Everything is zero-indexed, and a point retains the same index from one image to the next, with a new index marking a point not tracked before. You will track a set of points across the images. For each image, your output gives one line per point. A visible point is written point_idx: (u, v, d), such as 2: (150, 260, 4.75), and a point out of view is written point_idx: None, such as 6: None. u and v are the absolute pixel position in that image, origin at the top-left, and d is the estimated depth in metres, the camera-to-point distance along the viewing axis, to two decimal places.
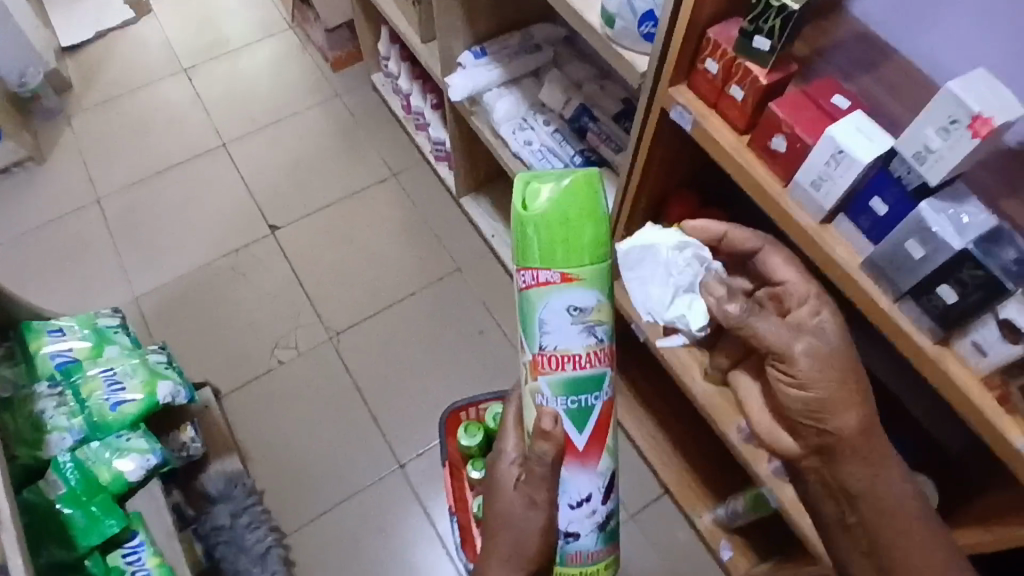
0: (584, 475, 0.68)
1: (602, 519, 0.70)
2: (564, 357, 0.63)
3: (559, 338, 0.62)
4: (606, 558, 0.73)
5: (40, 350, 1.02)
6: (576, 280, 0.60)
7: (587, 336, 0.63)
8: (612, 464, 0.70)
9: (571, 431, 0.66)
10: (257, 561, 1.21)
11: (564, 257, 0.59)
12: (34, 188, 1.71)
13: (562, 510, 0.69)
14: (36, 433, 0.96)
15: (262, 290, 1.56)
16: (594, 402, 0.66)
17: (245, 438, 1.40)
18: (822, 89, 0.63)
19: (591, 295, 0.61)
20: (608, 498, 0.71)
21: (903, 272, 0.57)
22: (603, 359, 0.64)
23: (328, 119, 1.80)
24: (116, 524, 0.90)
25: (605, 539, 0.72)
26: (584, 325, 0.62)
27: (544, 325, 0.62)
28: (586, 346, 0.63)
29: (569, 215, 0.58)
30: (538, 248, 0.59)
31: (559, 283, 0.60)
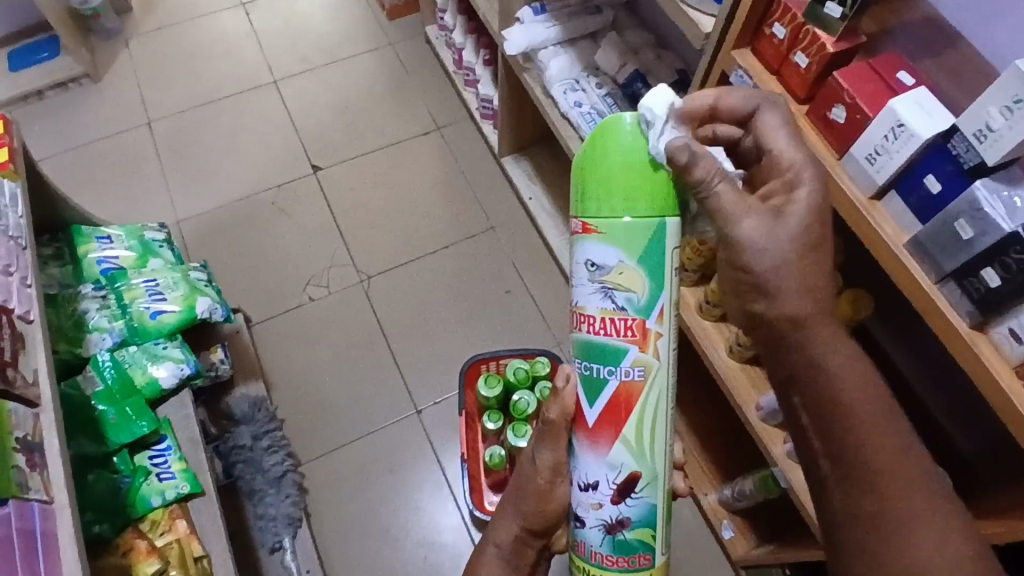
0: (592, 458, 0.59)
1: (613, 521, 0.60)
2: (581, 318, 0.58)
3: (579, 294, 0.57)
4: (630, 574, 0.61)
5: (87, 254, 1.08)
6: (598, 231, 0.55)
7: (603, 299, 0.56)
8: (632, 462, 0.59)
9: (582, 402, 0.59)
10: (272, 483, 1.26)
11: (606, 200, 0.55)
12: (90, 104, 1.76)
13: (574, 489, 0.62)
14: (77, 331, 1.00)
15: (299, 227, 1.59)
16: (607, 377, 0.58)
17: (270, 367, 1.44)
18: (887, 63, 0.63)
19: (612, 253, 0.55)
20: (625, 500, 0.60)
21: (947, 251, 0.58)
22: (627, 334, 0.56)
23: (378, 67, 1.81)
24: (146, 426, 0.95)
25: (618, 548, 0.61)
26: (600, 287, 0.56)
27: (575, 275, 0.58)
28: (600, 309, 0.56)
29: (625, 152, 0.54)
30: (585, 181, 0.55)
31: (580, 232, 0.56)
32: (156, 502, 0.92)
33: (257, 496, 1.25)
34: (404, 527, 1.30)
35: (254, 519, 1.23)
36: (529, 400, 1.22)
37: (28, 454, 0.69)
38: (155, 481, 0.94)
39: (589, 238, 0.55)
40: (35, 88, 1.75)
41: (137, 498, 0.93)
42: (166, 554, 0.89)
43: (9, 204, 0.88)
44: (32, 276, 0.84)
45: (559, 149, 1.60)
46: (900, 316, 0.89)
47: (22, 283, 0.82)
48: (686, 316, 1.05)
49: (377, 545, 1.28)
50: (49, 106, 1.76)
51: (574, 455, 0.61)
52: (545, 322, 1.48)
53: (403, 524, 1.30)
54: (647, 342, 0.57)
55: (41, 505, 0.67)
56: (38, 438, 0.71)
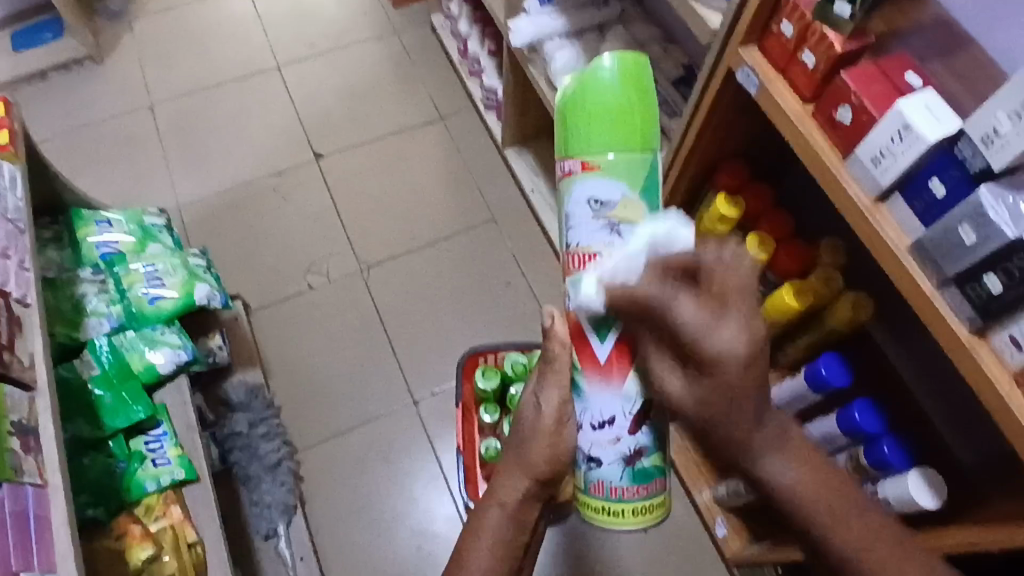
0: (605, 395, 0.62)
1: (632, 451, 0.65)
2: (585, 256, 0.61)
3: (580, 233, 0.61)
4: (646, 500, 0.68)
5: (87, 238, 1.08)
6: (596, 167, 0.61)
7: (609, 233, 0.60)
8: (646, 390, 0.62)
9: (593, 342, 0.61)
10: (268, 470, 1.25)
11: (596, 131, 0.62)
12: (92, 86, 1.75)
13: (585, 431, 0.65)
14: (75, 315, 1.00)
15: (300, 214, 1.59)
16: (617, 315, 0.61)
17: (268, 355, 1.44)
18: (896, 65, 0.63)
19: (614, 188, 0.61)
20: (640, 429, 0.64)
21: (950, 257, 0.57)
22: (626, 265, 0.60)
23: (383, 54, 1.80)
24: (142, 410, 0.95)
25: (637, 476, 0.66)
26: (607, 222, 0.60)
27: (570, 220, 0.62)
28: (606, 246, 0.60)
29: (606, 91, 0.62)
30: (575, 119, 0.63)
31: (579, 170, 0.62)
32: (151, 488, 0.92)
33: (252, 483, 1.25)
34: (398, 517, 1.30)
35: (250, 506, 1.23)
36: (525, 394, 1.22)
37: (22, 438, 0.69)
38: (150, 466, 0.94)
39: (589, 174, 0.61)
40: (37, 69, 1.74)
41: (132, 484, 0.92)
42: (160, 540, 0.89)
43: (8, 186, 0.88)
44: (30, 259, 0.84)
45: None
46: (901, 318, 0.89)
47: (20, 265, 0.82)
48: None
49: (371, 534, 1.28)
50: (51, 87, 1.75)
51: (581, 395, 0.63)
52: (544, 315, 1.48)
53: (397, 514, 1.30)
54: None
55: (35, 489, 0.67)
56: (33, 422, 0.71)
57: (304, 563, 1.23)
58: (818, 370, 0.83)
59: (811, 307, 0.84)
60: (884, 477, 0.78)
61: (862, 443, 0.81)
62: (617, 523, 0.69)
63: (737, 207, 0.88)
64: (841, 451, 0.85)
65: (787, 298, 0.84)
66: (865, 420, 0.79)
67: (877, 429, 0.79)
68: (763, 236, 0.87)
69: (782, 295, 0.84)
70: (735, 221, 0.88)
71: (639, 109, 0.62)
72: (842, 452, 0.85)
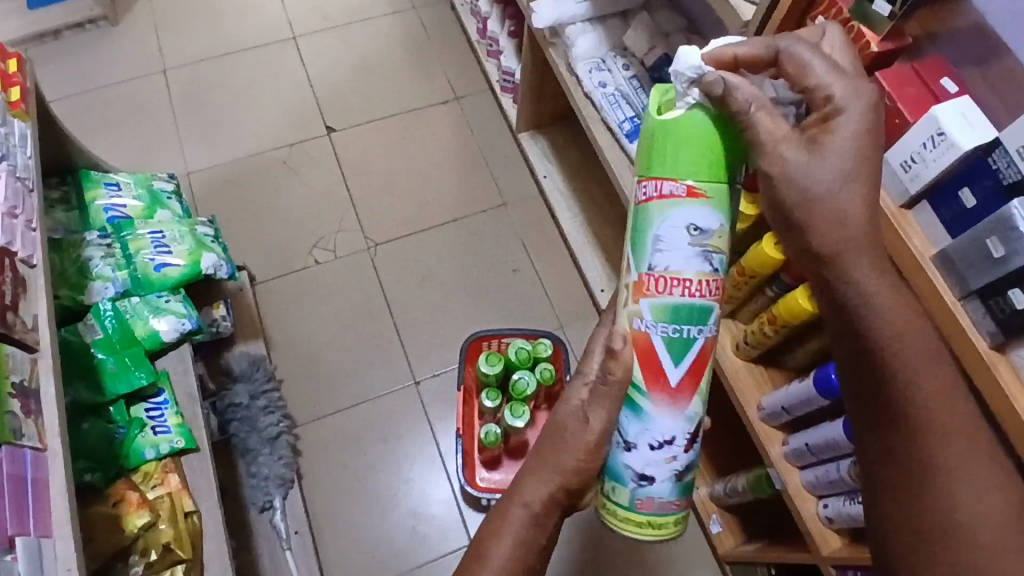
0: (668, 416, 0.62)
1: (682, 470, 0.63)
2: (673, 281, 0.60)
3: (671, 257, 0.59)
4: (665, 516, 0.64)
5: (95, 201, 1.07)
6: (702, 196, 0.58)
7: (700, 262, 0.59)
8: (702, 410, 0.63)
9: (667, 363, 0.61)
10: (267, 442, 1.26)
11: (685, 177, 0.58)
12: (106, 47, 1.73)
13: (639, 451, 0.63)
14: (80, 278, 0.99)
15: (310, 188, 1.57)
16: (693, 335, 0.61)
17: (272, 328, 1.43)
18: (933, 69, 0.61)
19: (714, 216, 0.58)
20: (691, 447, 0.64)
21: (976, 269, 0.56)
22: (705, 290, 0.59)
23: (400, 30, 1.77)
24: (144, 377, 0.95)
25: (683, 491, 0.64)
26: (700, 249, 0.59)
27: (658, 243, 0.59)
28: (697, 272, 0.59)
29: (690, 132, 0.57)
30: (655, 154, 0.58)
31: (684, 195, 0.58)
32: (150, 455, 0.92)
33: (251, 455, 1.25)
34: (394, 496, 1.30)
35: (247, 477, 1.23)
36: (529, 380, 1.21)
37: (23, 400, 0.68)
38: (150, 433, 0.94)
39: (694, 202, 0.58)
40: (51, 27, 1.71)
41: (131, 449, 0.93)
42: (157, 507, 0.89)
43: (18, 144, 0.86)
44: (38, 220, 0.83)
45: (578, 129, 1.57)
46: None
47: (26, 226, 0.81)
48: None
49: (366, 513, 1.28)
50: (65, 47, 1.73)
51: (641, 415, 0.62)
52: (550, 303, 1.47)
53: (393, 493, 1.30)
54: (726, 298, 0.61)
55: (34, 452, 0.67)
56: (33, 384, 0.71)
57: (298, 537, 1.23)
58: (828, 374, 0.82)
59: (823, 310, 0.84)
60: None
61: None
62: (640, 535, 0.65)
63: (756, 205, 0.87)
64: (843, 458, 0.83)
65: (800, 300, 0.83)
66: None
67: None
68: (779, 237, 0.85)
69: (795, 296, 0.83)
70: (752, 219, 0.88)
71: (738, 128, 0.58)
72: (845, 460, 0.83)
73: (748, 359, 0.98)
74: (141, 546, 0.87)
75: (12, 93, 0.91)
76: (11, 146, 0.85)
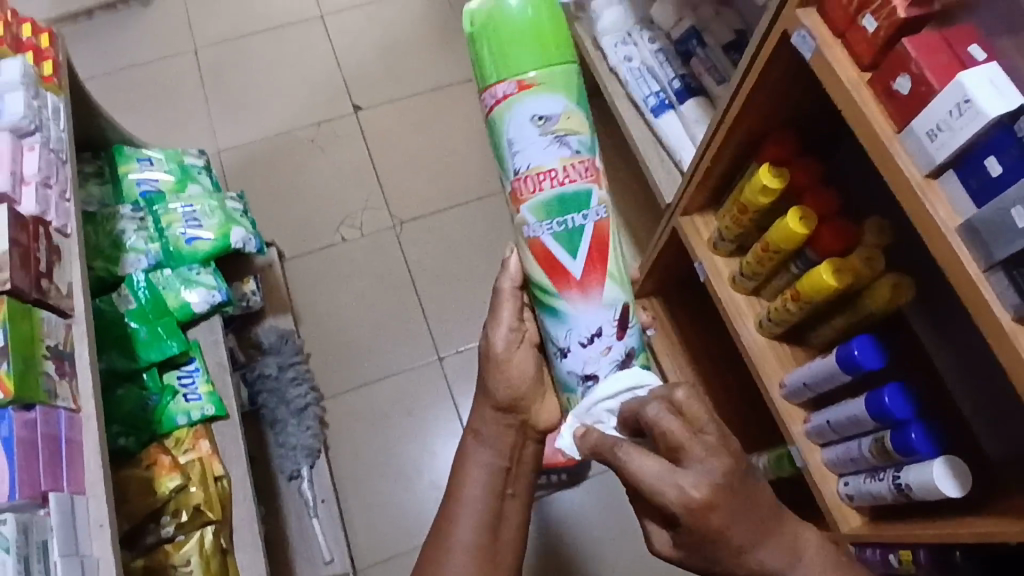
0: (587, 309, 0.66)
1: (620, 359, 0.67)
2: (541, 176, 0.65)
3: (529, 154, 0.64)
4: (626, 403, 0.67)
5: (128, 175, 1.10)
6: (532, 88, 0.64)
7: (559, 148, 0.64)
8: (620, 295, 0.67)
9: (565, 258, 0.66)
10: (294, 414, 1.29)
11: (528, 67, 0.64)
12: (139, 26, 1.76)
13: (573, 351, 0.67)
14: (115, 250, 1.03)
15: (337, 166, 1.59)
16: (582, 224, 0.66)
17: (301, 304, 1.46)
18: (961, 36, 0.60)
19: (555, 104, 0.64)
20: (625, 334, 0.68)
21: (1001, 239, 0.54)
22: (578, 174, 0.65)
23: (427, 7, 1.77)
24: (176, 346, 0.97)
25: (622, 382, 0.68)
26: (552, 136, 0.64)
27: (512, 146, 0.65)
28: (561, 158, 0.65)
29: (520, 28, 0.64)
30: (499, 55, 0.64)
31: (515, 91, 0.64)
32: (182, 421, 0.96)
33: (279, 426, 1.28)
34: (418, 470, 1.32)
35: (276, 447, 1.27)
36: None
37: (57, 362, 0.71)
38: (181, 400, 0.97)
39: (529, 93, 0.63)
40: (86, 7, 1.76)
41: (163, 416, 0.96)
42: (188, 471, 0.92)
43: (52, 118, 0.89)
44: (71, 191, 0.85)
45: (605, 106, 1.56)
46: (942, 307, 0.86)
47: (60, 196, 0.83)
48: (718, 289, 1.00)
49: (390, 484, 1.31)
50: (100, 26, 1.77)
51: (566, 318, 0.67)
52: None
53: (417, 467, 1.33)
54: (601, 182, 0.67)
55: (68, 413, 0.70)
56: (68, 348, 0.74)
57: (325, 505, 1.25)
58: (850, 351, 0.81)
59: (847, 286, 0.82)
60: (909, 463, 0.76)
61: (889, 428, 0.78)
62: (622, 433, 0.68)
63: (780, 179, 0.85)
64: (865, 436, 0.82)
65: (825, 276, 0.81)
66: (895, 404, 0.76)
67: (906, 415, 0.76)
68: (805, 211, 0.83)
69: (819, 273, 0.81)
70: (776, 193, 0.86)
71: (547, 32, 0.64)
72: (866, 437, 0.82)
73: (773, 336, 0.96)
74: (173, 508, 0.90)
75: (45, 67, 0.94)
76: (44, 118, 0.87)
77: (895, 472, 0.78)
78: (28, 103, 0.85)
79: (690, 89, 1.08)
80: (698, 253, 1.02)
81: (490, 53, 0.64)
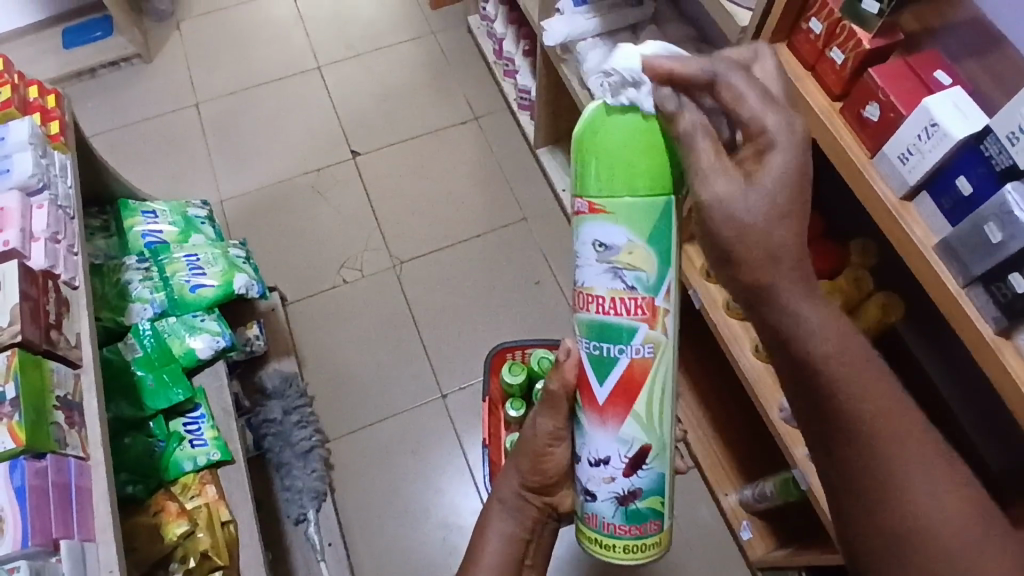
0: (604, 435, 0.62)
1: (624, 493, 0.63)
2: (589, 298, 0.59)
3: (585, 274, 0.58)
4: (641, 539, 0.65)
5: (133, 227, 1.13)
6: (605, 212, 0.55)
7: (612, 278, 0.57)
8: (641, 435, 0.61)
9: (592, 380, 0.61)
10: (300, 457, 1.29)
11: (632, 190, 0.55)
12: (142, 84, 1.82)
13: (584, 464, 0.64)
14: (121, 300, 1.05)
15: (336, 210, 1.63)
16: (617, 356, 0.59)
17: (304, 346, 1.48)
18: (926, 62, 0.63)
19: (619, 232, 0.56)
20: (636, 473, 0.63)
21: (976, 256, 0.56)
22: (631, 312, 0.58)
23: (420, 55, 1.83)
24: (182, 393, 1.00)
25: (630, 517, 0.64)
26: (610, 266, 0.57)
27: (579, 257, 0.58)
28: (610, 290, 0.58)
29: (629, 141, 0.54)
30: (597, 163, 0.54)
31: (586, 212, 0.56)
32: (188, 467, 0.97)
33: (285, 469, 1.28)
34: (424, 509, 1.32)
35: (282, 490, 1.27)
36: None
37: (67, 412, 0.73)
38: (188, 446, 0.99)
39: (595, 217, 0.56)
40: (89, 66, 1.82)
41: (170, 463, 0.98)
42: (195, 517, 0.93)
43: (60, 175, 0.92)
44: (78, 245, 0.88)
45: None
46: (931, 325, 0.88)
47: (69, 250, 0.86)
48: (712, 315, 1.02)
49: (398, 524, 1.31)
50: (104, 85, 1.83)
51: (585, 431, 0.63)
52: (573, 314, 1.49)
53: (423, 505, 1.32)
54: (657, 320, 0.58)
55: (78, 461, 0.71)
56: (77, 398, 0.75)
57: (332, 549, 1.25)
58: None
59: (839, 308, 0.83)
60: None
61: None
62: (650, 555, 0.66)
63: None
64: None
65: None
66: None
67: None
68: None
69: None
70: None
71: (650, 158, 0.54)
72: None
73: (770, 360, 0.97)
74: (181, 554, 0.90)
75: (52, 127, 0.98)
76: (52, 176, 0.90)
77: None
78: (36, 162, 0.88)
79: None
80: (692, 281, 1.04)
81: (590, 161, 0.55)
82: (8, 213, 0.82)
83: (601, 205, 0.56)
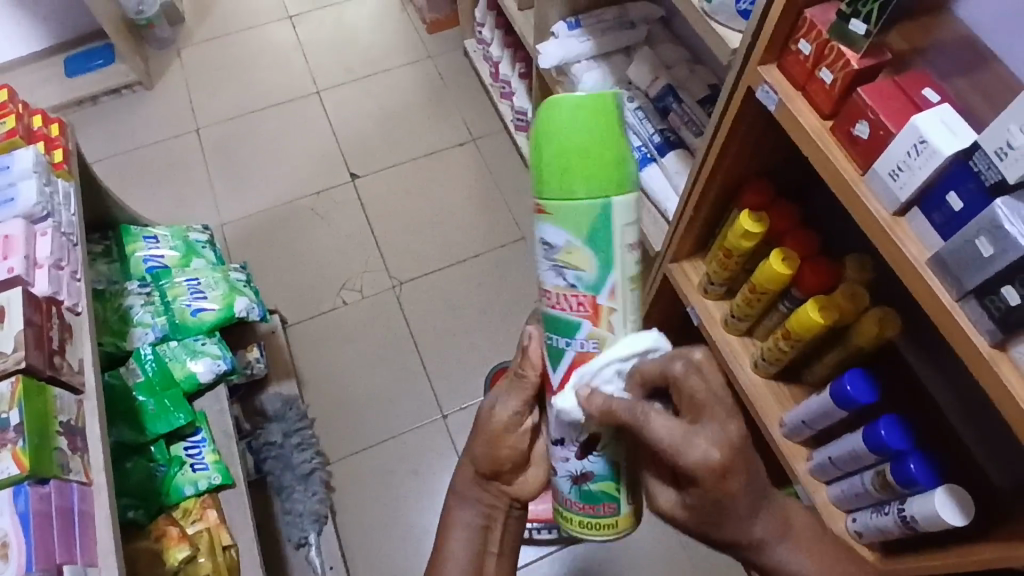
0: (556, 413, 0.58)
1: (577, 473, 0.59)
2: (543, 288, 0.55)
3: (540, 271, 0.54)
4: (596, 519, 0.60)
5: (135, 253, 1.14)
6: (550, 214, 0.49)
7: (556, 277, 0.52)
8: (590, 418, 0.56)
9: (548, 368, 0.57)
10: (301, 479, 1.29)
11: (584, 189, 0.48)
12: (143, 110, 1.84)
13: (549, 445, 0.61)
14: (122, 325, 1.05)
15: (336, 232, 1.64)
16: (565, 348, 0.55)
17: (304, 368, 1.48)
18: (914, 80, 0.64)
19: (560, 234, 0.50)
20: (588, 452, 0.58)
21: (968, 270, 0.57)
22: (574, 307, 0.53)
23: (417, 78, 1.86)
24: (183, 417, 0.99)
25: (583, 495, 0.60)
26: (552, 265, 0.52)
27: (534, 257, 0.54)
28: (553, 285, 0.53)
29: (576, 137, 0.46)
30: (548, 157, 0.47)
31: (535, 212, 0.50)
32: (189, 491, 0.97)
33: (286, 492, 1.28)
34: (426, 531, 1.31)
35: (282, 514, 1.27)
36: None
37: (70, 437, 0.73)
38: (189, 471, 0.98)
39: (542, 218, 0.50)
40: (91, 94, 1.84)
41: (171, 487, 0.97)
42: (197, 542, 0.93)
43: (63, 202, 0.93)
44: (82, 271, 0.89)
45: None
46: (927, 336, 0.88)
47: (72, 277, 0.87)
48: (712, 332, 1.02)
49: (399, 547, 1.30)
50: (105, 111, 1.85)
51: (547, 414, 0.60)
52: None
53: (424, 528, 1.31)
54: (600, 318, 0.53)
55: (80, 486, 0.72)
56: (80, 423, 0.76)
57: (334, 571, 1.25)
58: (843, 386, 0.82)
59: (836, 323, 0.84)
60: (911, 495, 0.77)
61: (889, 461, 0.79)
62: (614, 535, 0.62)
63: (760, 223, 0.89)
64: (866, 470, 0.83)
65: (811, 313, 0.84)
66: (891, 436, 0.77)
67: (903, 447, 0.77)
68: (786, 252, 0.87)
69: (806, 310, 0.84)
70: (758, 237, 0.89)
71: (599, 161, 0.47)
72: (868, 471, 0.83)
73: (770, 376, 0.98)
74: None
75: (56, 155, 0.99)
76: (56, 203, 0.91)
77: (899, 504, 0.78)
78: (41, 191, 0.89)
79: (669, 142, 1.14)
80: (690, 298, 1.04)
81: (538, 156, 0.47)
82: (12, 241, 0.83)
83: (550, 207, 0.49)
